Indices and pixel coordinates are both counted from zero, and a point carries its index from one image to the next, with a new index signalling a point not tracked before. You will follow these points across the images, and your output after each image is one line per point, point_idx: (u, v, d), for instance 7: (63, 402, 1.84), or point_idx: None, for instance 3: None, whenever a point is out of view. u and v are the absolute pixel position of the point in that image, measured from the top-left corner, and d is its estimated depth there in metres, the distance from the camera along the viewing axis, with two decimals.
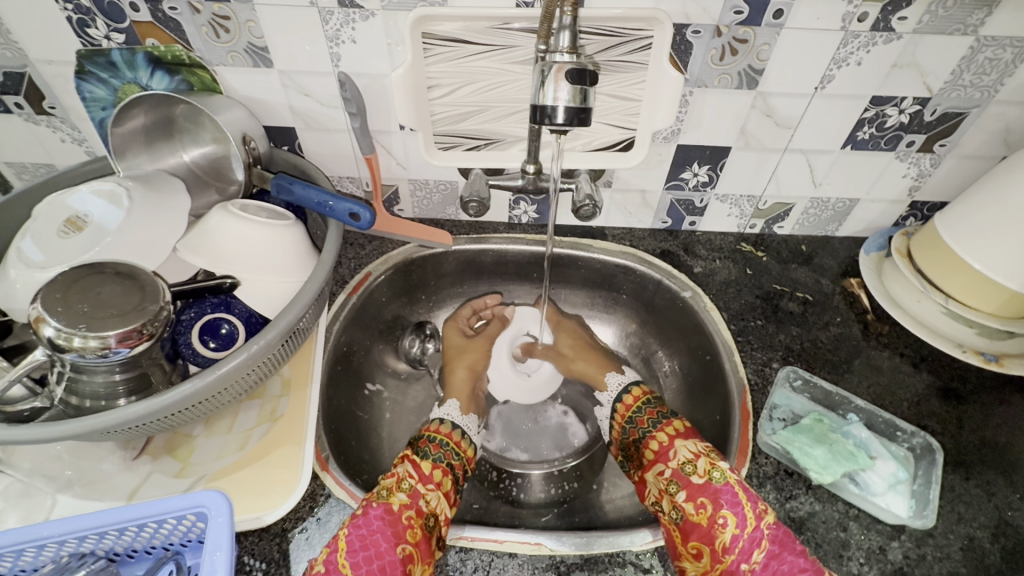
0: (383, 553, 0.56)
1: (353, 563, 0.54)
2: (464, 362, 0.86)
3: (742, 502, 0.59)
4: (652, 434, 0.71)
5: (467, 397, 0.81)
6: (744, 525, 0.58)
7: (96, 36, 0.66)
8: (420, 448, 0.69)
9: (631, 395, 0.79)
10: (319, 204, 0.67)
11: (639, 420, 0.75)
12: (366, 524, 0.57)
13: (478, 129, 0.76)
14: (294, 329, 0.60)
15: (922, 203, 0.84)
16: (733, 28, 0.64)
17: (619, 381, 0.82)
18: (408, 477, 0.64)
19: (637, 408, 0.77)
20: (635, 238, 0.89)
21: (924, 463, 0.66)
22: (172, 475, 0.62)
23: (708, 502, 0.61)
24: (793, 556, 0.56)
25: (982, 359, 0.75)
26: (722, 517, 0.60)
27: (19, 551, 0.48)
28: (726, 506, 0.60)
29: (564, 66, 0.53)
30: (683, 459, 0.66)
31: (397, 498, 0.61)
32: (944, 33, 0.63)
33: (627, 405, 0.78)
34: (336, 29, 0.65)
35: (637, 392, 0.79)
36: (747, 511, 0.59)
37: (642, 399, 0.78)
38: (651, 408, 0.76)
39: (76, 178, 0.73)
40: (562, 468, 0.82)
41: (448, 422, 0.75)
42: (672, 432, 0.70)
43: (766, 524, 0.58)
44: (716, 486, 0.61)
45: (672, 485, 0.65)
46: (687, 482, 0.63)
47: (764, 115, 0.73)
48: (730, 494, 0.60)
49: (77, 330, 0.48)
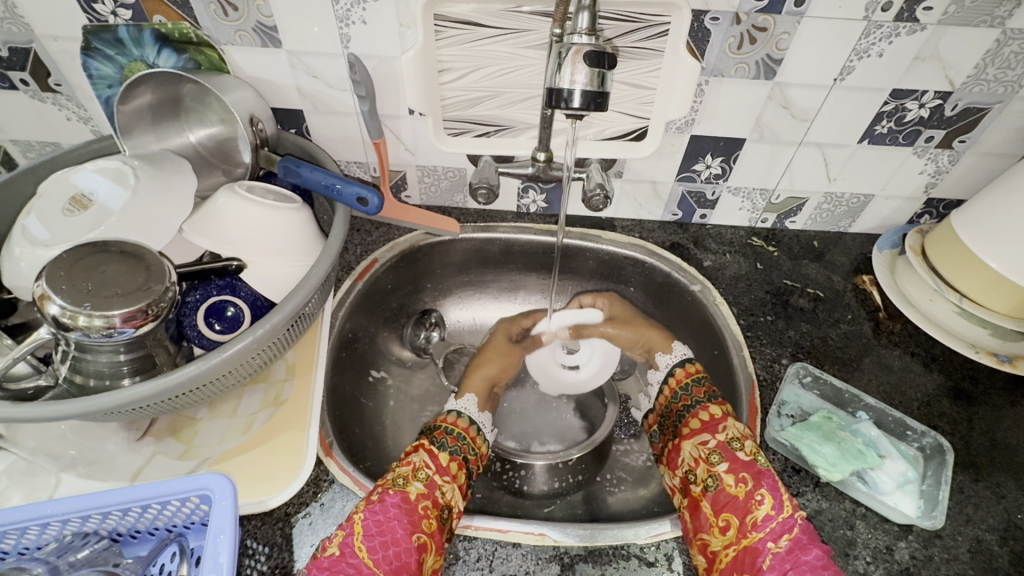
0: (399, 540, 0.55)
1: (370, 547, 0.54)
2: (495, 360, 0.84)
3: (782, 489, 0.59)
4: (704, 405, 0.69)
5: (484, 395, 0.78)
6: (779, 510, 0.57)
7: (103, 11, 0.65)
8: (437, 438, 0.67)
9: (693, 365, 0.76)
10: (327, 187, 0.66)
11: (692, 392, 0.72)
12: (383, 510, 0.56)
13: (488, 115, 0.75)
14: (300, 314, 0.60)
15: (938, 200, 0.82)
16: (753, 15, 0.62)
17: (683, 351, 0.79)
18: (425, 467, 0.62)
19: (694, 380, 0.73)
20: (644, 230, 0.88)
21: (934, 462, 0.65)
22: (175, 457, 0.61)
23: (749, 479, 0.60)
24: (819, 551, 0.54)
25: (995, 360, 0.74)
26: (758, 495, 0.59)
27: (23, 529, 0.48)
28: (766, 486, 0.59)
29: (582, 48, 0.52)
30: (731, 435, 0.65)
31: (414, 487, 0.60)
32: (970, 25, 0.62)
33: (676, 380, 0.75)
34: (346, 10, 0.64)
35: (688, 368, 0.75)
36: (785, 497, 0.58)
37: (693, 374, 0.74)
38: (706, 383, 0.73)
39: (83, 156, 0.72)
40: (566, 460, 0.75)
41: (466, 416, 0.72)
42: (724, 408, 0.68)
43: (801, 514, 0.57)
44: (760, 467, 0.61)
45: (714, 456, 0.64)
46: (732, 457, 0.63)
47: (781, 107, 0.72)
48: (773, 479, 0.60)
49: (82, 309, 0.47)
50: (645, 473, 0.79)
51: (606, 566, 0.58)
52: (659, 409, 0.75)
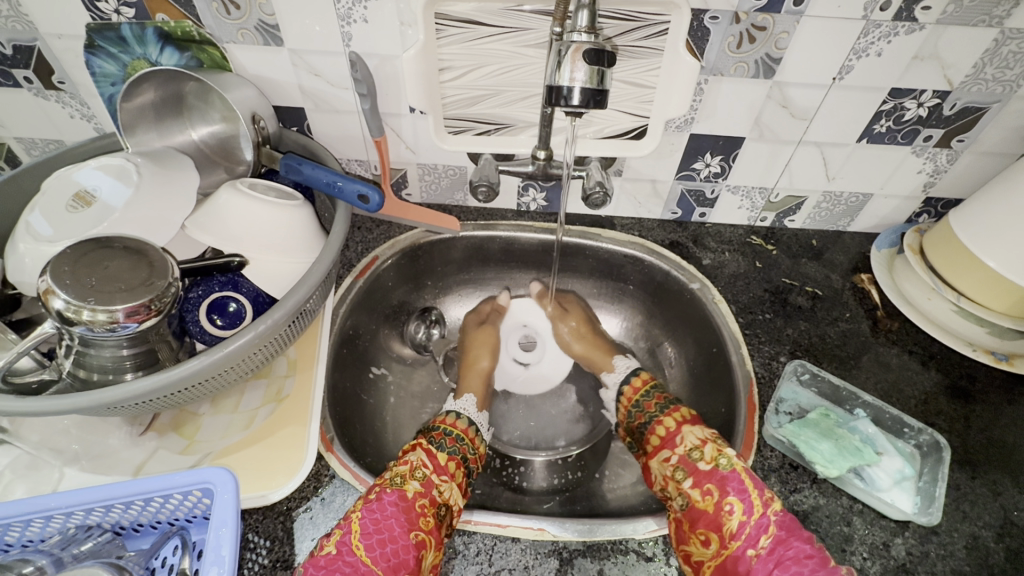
0: (397, 537, 0.55)
1: (367, 545, 0.54)
2: (484, 351, 0.86)
3: (749, 488, 0.59)
4: (659, 419, 0.71)
5: (481, 394, 0.80)
6: (750, 512, 0.58)
7: (106, 9, 0.66)
8: (435, 438, 0.68)
9: (639, 379, 0.79)
10: (328, 184, 0.67)
11: (646, 406, 0.74)
12: (380, 508, 0.57)
13: (489, 113, 0.75)
14: (301, 310, 0.60)
15: (937, 199, 0.83)
16: (752, 14, 0.63)
17: (626, 365, 0.82)
18: (422, 466, 0.63)
19: (645, 393, 0.76)
20: (644, 228, 0.88)
21: (930, 460, 0.66)
22: (178, 452, 0.62)
23: (715, 489, 0.60)
24: (800, 542, 0.55)
25: (992, 358, 0.75)
26: (728, 504, 0.59)
27: (28, 522, 0.48)
28: (733, 493, 0.59)
29: (582, 46, 0.52)
30: (690, 445, 0.65)
31: (412, 485, 0.60)
32: (968, 25, 0.62)
33: (635, 389, 0.78)
34: (347, 8, 0.64)
35: (641, 377, 0.79)
36: (754, 498, 0.58)
37: (647, 385, 0.77)
38: (657, 394, 0.75)
39: (86, 153, 0.73)
40: (566, 457, 0.81)
41: (464, 417, 0.73)
42: (678, 419, 0.69)
43: (773, 510, 0.57)
44: (723, 472, 0.61)
45: (679, 471, 0.64)
46: (695, 469, 0.63)
47: (781, 106, 0.72)
48: (737, 481, 0.60)
49: (86, 304, 0.47)
50: None
51: (604, 561, 0.59)
52: (624, 424, 0.77)
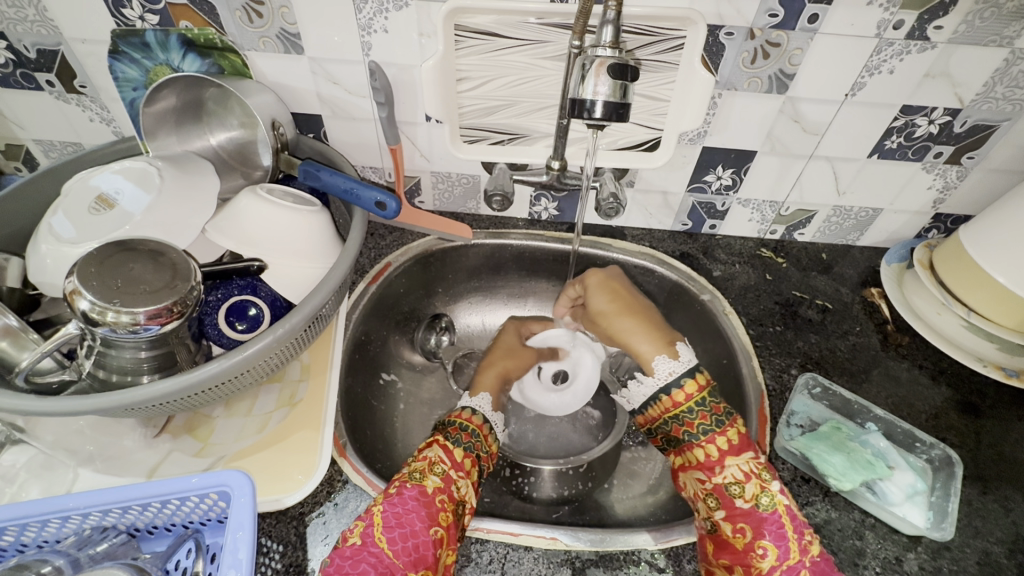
0: (418, 532, 0.54)
1: (389, 538, 0.54)
2: (514, 363, 0.82)
3: (788, 535, 0.57)
4: (710, 439, 0.63)
5: (496, 392, 0.76)
6: (784, 558, 0.56)
7: (131, 16, 0.67)
8: (452, 434, 0.66)
9: (695, 383, 0.66)
10: (346, 190, 0.67)
11: (698, 415, 0.64)
12: (401, 502, 0.57)
13: (504, 124, 0.76)
14: (317, 315, 0.61)
15: (947, 215, 0.83)
16: (767, 31, 0.64)
17: (669, 370, 0.67)
18: (440, 462, 0.62)
19: (698, 401, 0.65)
20: (654, 239, 0.89)
21: (942, 475, 0.65)
22: (191, 455, 0.62)
23: (748, 529, 0.58)
24: None
25: (1003, 375, 0.74)
26: (761, 547, 0.57)
27: (44, 522, 0.48)
28: (768, 537, 0.57)
29: (605, 61, 0.53)
30: (730, 478, 0.61)
31: (431, 481, 0.59)
32: (980, 45, 0.63)
33: (688, 393, 0.65)
34: (369, 18, 0.65)
35: (699, 380, 0.66)
36: (792, 544, 0.56)
37: (705, 389, 0.66)
38: (714, 403, 0.65)
39: (106, 156, 0.74)
40: (577, 467, 0.78)
41: (480, 413, 0.70)
42: (724, 444, 0.63)
43: (809, 557, 0.56)
44: (762, 514, 0.58)
45: (711, 500, 0.61)
46: (730, 504, 0.60)
47: (793, 121, 0.73)
48: (776, 524, 0.58)
49: (111, 305, 0.48)
50: (654, 480, 0.79)
51: (616, 572, 0.59)
52: (649, 418, 0.68)
